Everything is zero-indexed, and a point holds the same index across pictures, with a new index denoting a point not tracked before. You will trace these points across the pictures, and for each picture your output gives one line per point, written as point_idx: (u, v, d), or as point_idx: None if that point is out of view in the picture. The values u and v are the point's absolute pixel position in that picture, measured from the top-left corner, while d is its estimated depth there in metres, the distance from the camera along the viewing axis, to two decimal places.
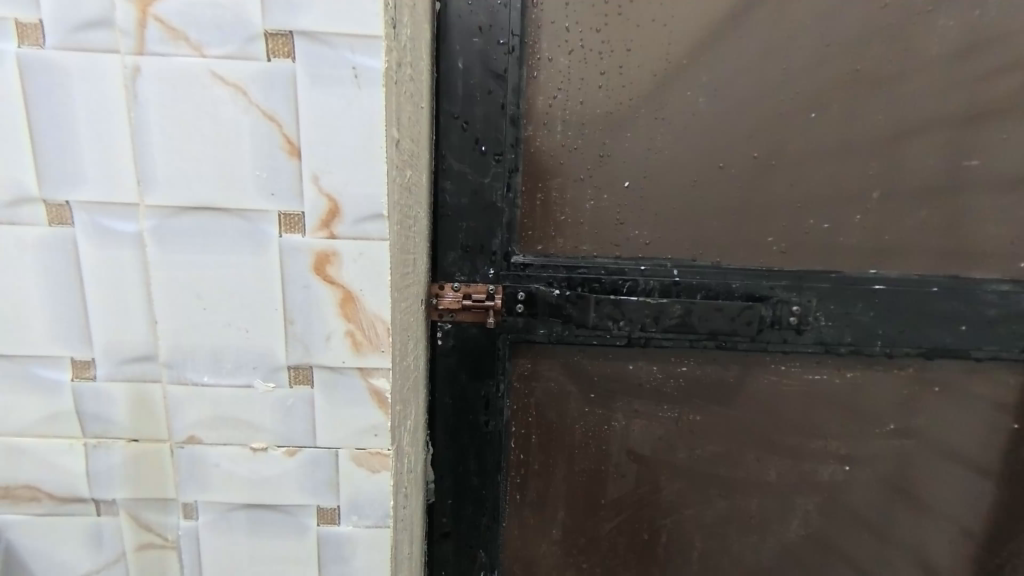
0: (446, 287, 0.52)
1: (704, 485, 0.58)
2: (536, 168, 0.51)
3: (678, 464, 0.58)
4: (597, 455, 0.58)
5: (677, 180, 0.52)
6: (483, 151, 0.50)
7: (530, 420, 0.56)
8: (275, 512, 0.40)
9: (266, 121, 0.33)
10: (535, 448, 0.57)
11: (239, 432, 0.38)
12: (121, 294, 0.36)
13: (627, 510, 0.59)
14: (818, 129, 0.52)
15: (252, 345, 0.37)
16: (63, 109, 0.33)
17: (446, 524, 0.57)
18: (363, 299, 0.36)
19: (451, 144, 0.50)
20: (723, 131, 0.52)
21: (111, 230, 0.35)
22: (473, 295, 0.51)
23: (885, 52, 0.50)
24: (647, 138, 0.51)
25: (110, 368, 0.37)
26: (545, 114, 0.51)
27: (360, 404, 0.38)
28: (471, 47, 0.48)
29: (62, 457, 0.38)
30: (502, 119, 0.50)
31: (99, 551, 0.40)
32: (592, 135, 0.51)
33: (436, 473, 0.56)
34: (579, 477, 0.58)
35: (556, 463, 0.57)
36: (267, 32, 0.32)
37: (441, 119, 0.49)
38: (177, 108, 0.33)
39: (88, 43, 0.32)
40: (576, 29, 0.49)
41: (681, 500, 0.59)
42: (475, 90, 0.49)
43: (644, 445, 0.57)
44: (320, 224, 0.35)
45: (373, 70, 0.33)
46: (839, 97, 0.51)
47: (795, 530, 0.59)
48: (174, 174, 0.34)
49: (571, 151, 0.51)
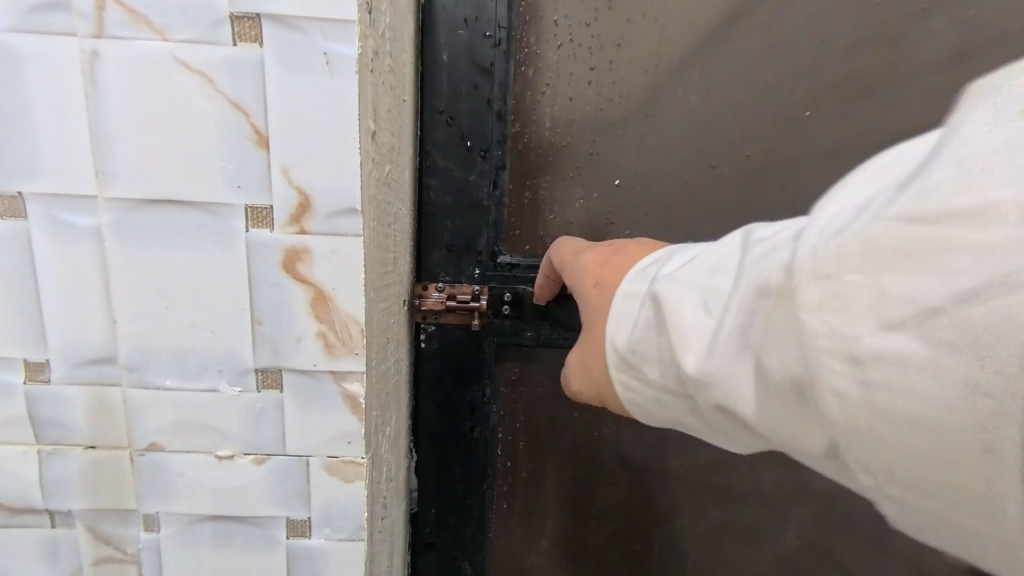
0: (430, 288, 0.50)
1: (699, 493, 0.56)
2: (523, 165, 0.50)
3: (671, 472, 0.56)
4: (587, 462, 0.56)
5: (671, 180, 0.51)
6: (469, 147, 0.48)
7: (518, 427, 0.54)
8: (243, 525, 0.37)
9: (233, 110, 0.32)
10: (523, 454, 0.55)
11: (205, 439, 0.36)
12: (79, 292, 0.34)
13: (618, 520, 0.57)
14: (817, 128, 0.51)
15: (218, 347, 0.35)
16: (16, 94, 0.31)
17: (429, 534, 0.55)
18: (336, 299, 0.34)
19: (436, 140, 0.48)
20: (717, 129, 0.50)
21: (67, 224, 0.33)
22: (458, 296, 0.50)
23: (885, 50, 0.49)
24: (638, 136, 0.50)
25: (66, 370, 0.35)
26: (534, 110, 0.49)
27: (333, 409, 0.36)
28: (456, 40, 0.47)
29: (16, 465, 0.36)
30: (489, 115, 0.48)
31: (54, 565, 0.38)
32: (581, 133, 0.50)
33: (419, 481, 0.54)
34: (569, 484, 0.56)
35: (544, 471, 0.56)
36: (234, 16, 0.30)
37: (425, 114, 0.47)
38: (138, 94, 0.31)
39: (42, 25, 0.30)
40: (566, 23, 0.48)
41: (675, 507, 0.57)
42: (460, 85, 0.47)
43: (636, 452, 0.55)
44: (290, 219, 0.33)
45: (347, 57, 0.31)
46: (837, 95, 0.50)
47: (790, 541, 0.57)
48: (136, 165, 0.32)
49: (560, 149, 0.50)
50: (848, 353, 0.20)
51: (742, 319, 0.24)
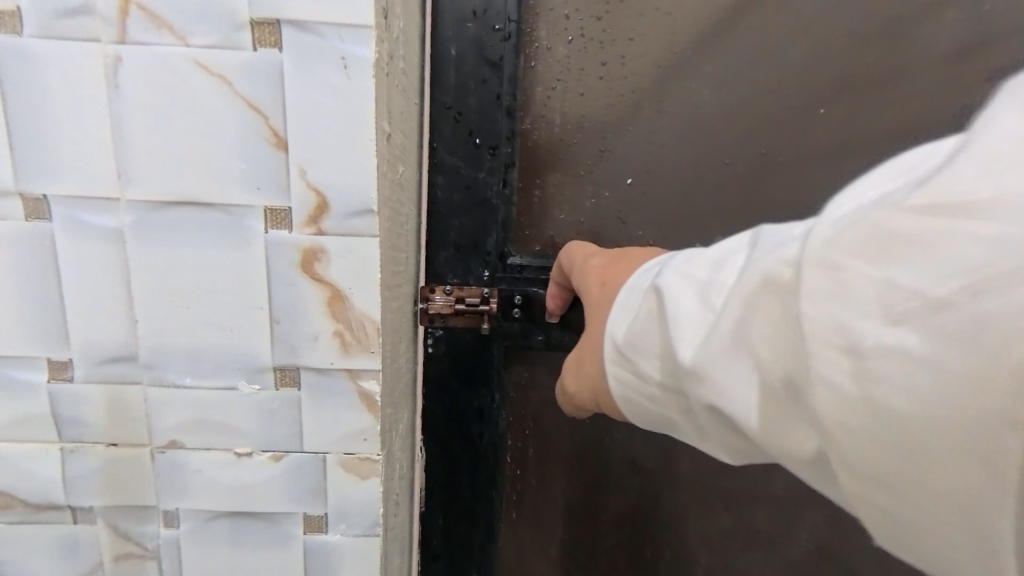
0: (437, 290, 0.49)
1: (708, 498, 0.57)
2: (532, 162, 0.50)
3: (680, 476, 0.56)
4: (596, 468, 0.56)
5: (683, 175, 0.51)
6: (478, 144, 0.49)
7: (527, 433, 0.55)
8: (260, 521, 0.38)
9: (252, 113, 0.32)
10: (531, 461, 0.55)
11: (223, 436, 0.37)
12: (100, 292, 0.34)
13: (626, 526, 0.58)
14: (825, 125, 0.51)
15: (236, 345, 0.35)
16: (39, 97, 0.32)
17: (438, 540, 0.55)
18: (351, 297, 0.35)
19: (444, 136, 0.48)
20: (726, 126, 0.51)
21: (89, 225, 0.33)
22: (466, 298, 0.49)
23: (890, 46, 0.50)
24: (648, 132, 0.50)
25: (87, 369, 0.35)
26: (543, 106, 0.50)
27: (348, 407, 0.36)
28: (465, 34, 0.47)
29: (37, 463, 0.36)
30: (498, 111, 0.49)
31: (74, 562, 0.38)
32: (592, 129, 0.50)
33: (427, 488, 0.54)
34: (577, 489, 0.56)
35: (553, 476, 0.56)
36: (253, 21, 0.31)
37: (434, 110, 0.48)
38: (159, 98, 0.32)
39: (66, 31, 0.31)
40: (576, 17, 0.48)
41: (684, 512, 0.57)
42: (469, 81, 0.48)
43: (644, 457, 0.56)
44: (307, 220, 0.34)
45: (363, 59, 0.32)
46: (845, 93, 0.50)
47: (802, 544, 0.58)
48: (156, 167, 0.33)
49: (570, 145, 0.50)
50: (845, 346, 0.18)
51: (737, 310, 0.22)
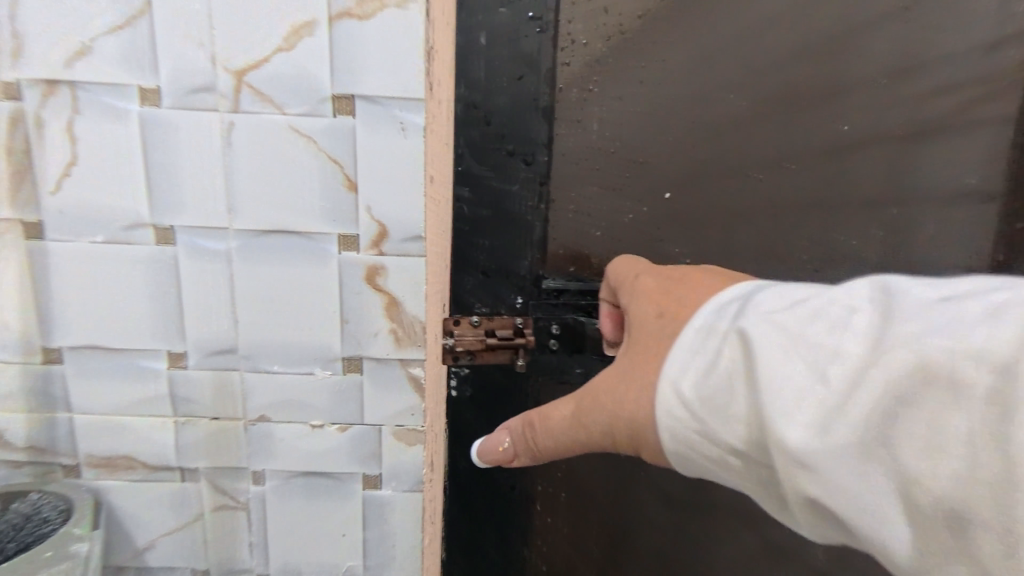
0: (464, 322, 0.53)
1: (733, 528, 0.61)
2: (564, 171, 0.53)
3: (704, 509, 0.60)
4: (623, 506, 0.60)
5: (716, 190, 0.55)
6: (512, 154, 0.51)
7: (557, 476, 0.58)
8: (328, 480, 0.48)
9: (332, 163, 0.42)
10: (562, 502, 0.59)
11: (301, 411, 0.47)
12: (210, 299, 0.44)
13: (651, 558, 0.62)
14: (845, 150, 0.55)
15: (314, 340, 0.45)
16: (171, 153, 0.42)
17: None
18: (404, 303, 0.45)
19: (477, 145, 0.50)
20: (754, 146, 0.54)
21: (204, 248, 0.44)
22: (496, 330, 0.53)
23: (891, 57, 0.53)
24: (674, 140, 0.53)
25: (198, 359, 0.46)
26: (576, 113, 0.52)
27: (400, 388, 0.46)
28: (502, 35, 0.48)
29: (157, 432, 0.47)
30: (532, 119, 0.51)
31: (180, 513, 0.48)
32: (623, 138, 0.53)
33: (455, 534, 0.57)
34: (604, 527, 0.61)
35: (582, 517, 0.60)
36: (334, 95, 0.41)
37: (467, 119, 0.50)
38: (262, 152, 0.42)
39: (194, 103, 0.41)
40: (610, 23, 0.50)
41: (709, 545, 0.61)
42: (505, 86, 0.50)
43: (669, 494, 0.60)
44: (371, 244, 0.44)
45: (417, 124, 0.42)
46: (864, 118, 0.54)
47: (819, 556, 0.62)
48: (257, 204, 0.43)
49: (602, 153, 0.53)
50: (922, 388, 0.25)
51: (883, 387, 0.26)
